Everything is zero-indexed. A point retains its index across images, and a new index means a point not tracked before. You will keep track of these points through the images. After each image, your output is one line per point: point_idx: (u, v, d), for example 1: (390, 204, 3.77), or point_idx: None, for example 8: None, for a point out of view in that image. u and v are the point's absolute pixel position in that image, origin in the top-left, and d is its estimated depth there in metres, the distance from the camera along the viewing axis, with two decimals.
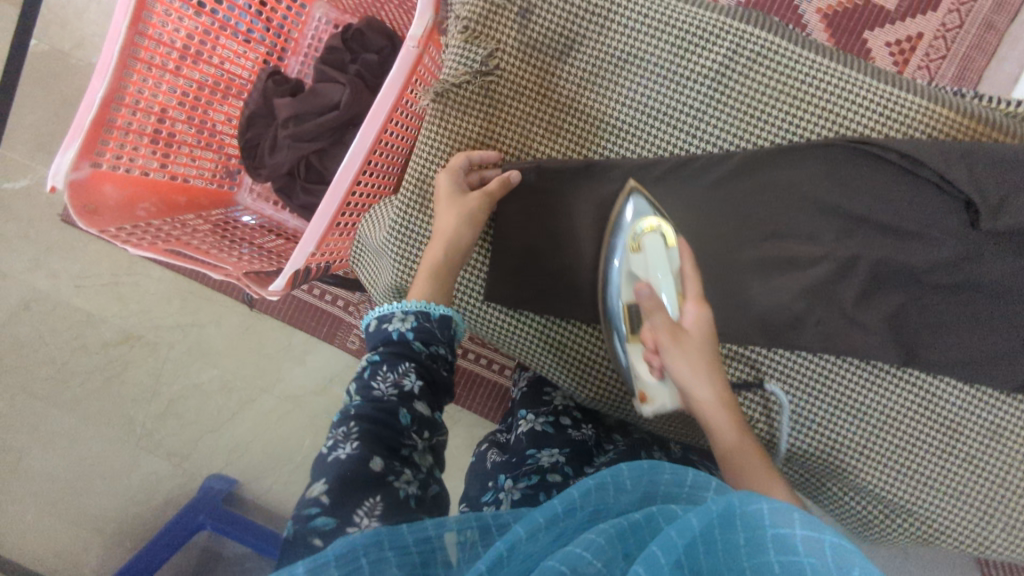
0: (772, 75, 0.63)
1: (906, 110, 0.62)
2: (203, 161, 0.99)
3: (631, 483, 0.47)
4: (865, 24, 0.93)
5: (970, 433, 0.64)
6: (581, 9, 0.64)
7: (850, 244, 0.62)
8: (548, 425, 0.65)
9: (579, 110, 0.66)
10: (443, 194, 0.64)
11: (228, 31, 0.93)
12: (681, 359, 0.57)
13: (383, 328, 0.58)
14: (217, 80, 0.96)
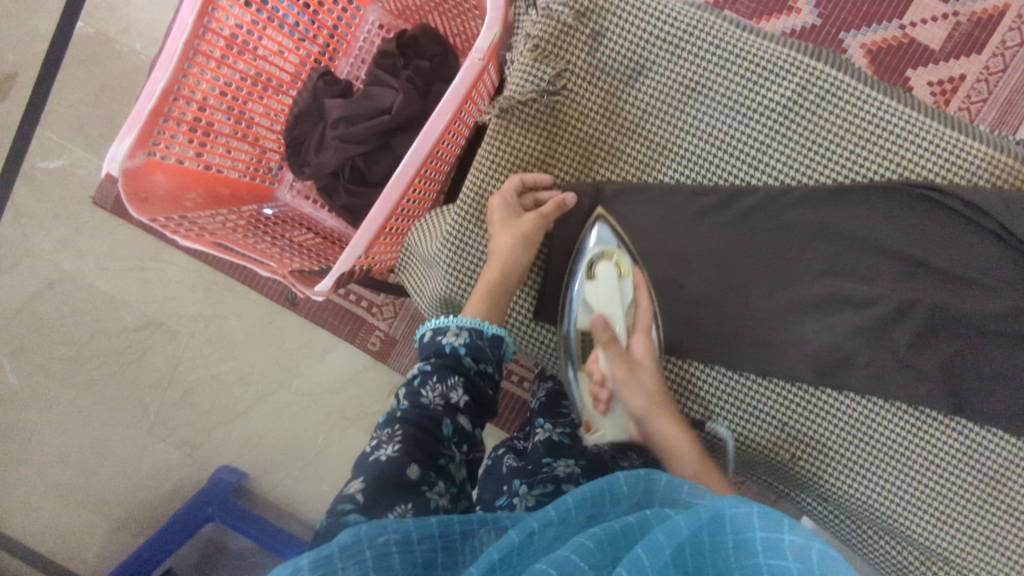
0: (839, 113, 0.63)
1: (971, 157, 0.62)
2: (238, 153, 0.98)
3: (625, 487, 0.49)
4: (909, 63, 0.93)
5: (1015, 488, 0.63)
6: (652, 36, 0.64)
7: (905, 287, 0.62)
8: (565, 436, 0.65)
9: (641, 135, 0.66)
10: (498, 218, 0.63)
11: (275, 23, 0.93)
12: (637, 390, 0.62)
13: (437, 339, 0.60)
14: (267, 77, 0.98)
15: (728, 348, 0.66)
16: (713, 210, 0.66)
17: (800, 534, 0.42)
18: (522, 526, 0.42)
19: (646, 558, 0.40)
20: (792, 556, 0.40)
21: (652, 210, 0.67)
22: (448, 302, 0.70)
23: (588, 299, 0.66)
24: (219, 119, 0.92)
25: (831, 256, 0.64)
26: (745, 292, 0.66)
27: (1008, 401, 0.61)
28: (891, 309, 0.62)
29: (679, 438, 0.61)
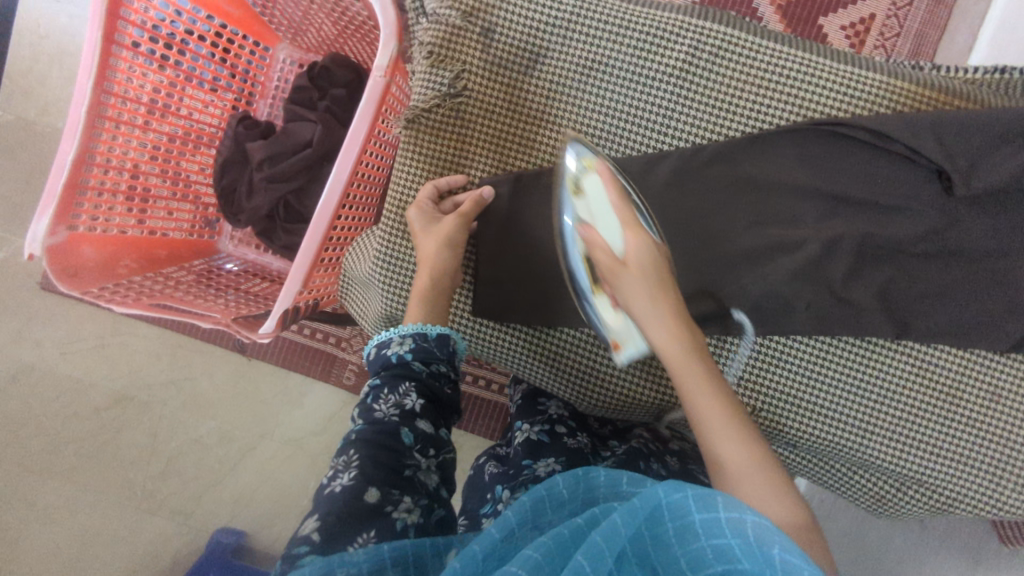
0: (735, 67, 0.64)
1: (869, 87, 0.63)
2: (181, 214, 0.99)
3: (565, 492, 0.47)
4: (821, 11, 0.94)
5: (969, 396, 0.64)
6: (542, 24, 0.64)
7: (835, 225, 0.63)
8: (543, 434, 0.65)
9: (549, 121, 0.66)
10: (418, 227, 0.64)
11: (194, 82, 0.95)
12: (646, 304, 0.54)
13: (382, 352, 0.59)
14: (193, 133, 0.98)
15: None
16: (635, 183, 0.66)
17: (736, 507, 0.41)
18: (462, 555, 0.40)
19: (589, 564, 0.38)
20: (731, 531, 0.40)
21: None
22: (392, 319, 0.70)
23: (577, 212, 0.58)
24: (155, 183, 0.93)
25: (760, 207, 0.64)
26: (681, 257, 0.66)
27: (952, 314, 0.62)
28: (822, 249, 0.62)
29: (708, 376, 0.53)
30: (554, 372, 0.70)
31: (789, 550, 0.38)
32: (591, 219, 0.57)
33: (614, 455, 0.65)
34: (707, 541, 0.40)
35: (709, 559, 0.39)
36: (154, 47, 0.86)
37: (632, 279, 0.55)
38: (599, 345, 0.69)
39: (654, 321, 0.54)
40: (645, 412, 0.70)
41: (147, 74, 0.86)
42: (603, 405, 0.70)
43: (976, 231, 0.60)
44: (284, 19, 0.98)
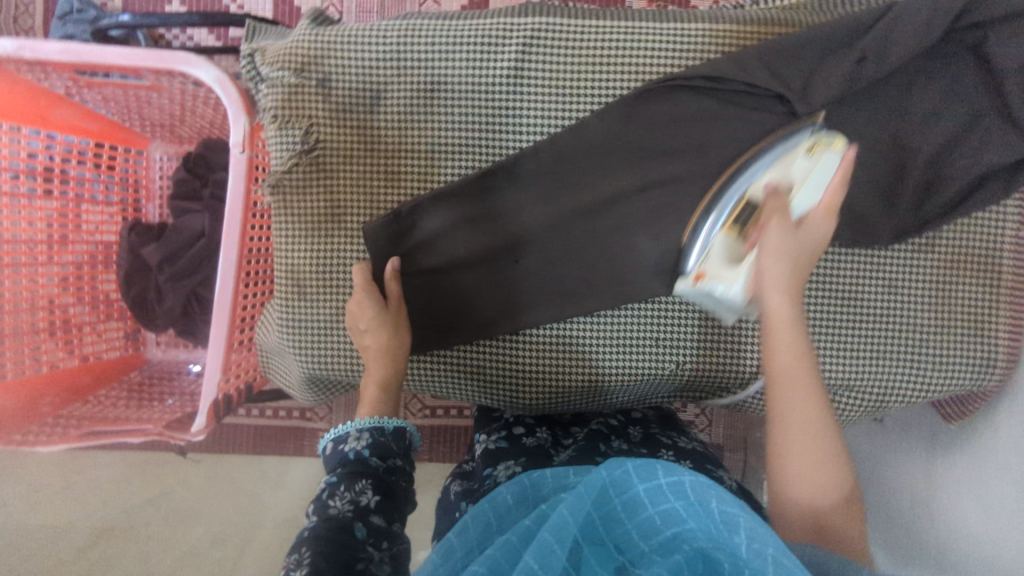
0: (565, 51, 0.66)
1: (693, 39, 0.65)
2: (111, 332, 0.99)
3: (507, 497, 0.52)
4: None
5: (871, 295, 0.66)
6: (371, 58, 0.65)
7: (708, 173, 0.64)
8: (501, 440, 0.69)
9: (409, 152, 0.67)
10: (356, 311, 0.63)
11: (86, 203, 0.95)
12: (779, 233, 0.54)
13: (339, 449, 0.54)
14: (90, 260, 0.96)
15: (590, 297, 0.67)
16: (504, 184, 0.66)
17: (674, 472, 0.46)
18: None
19: (538, 564, 0.40)
20: (674, 495, 0.44)
21: (453, 208, 0.66)
22: (316, 380, 0.70)
23: (790, 160, 0.58)
24: (75, 309, 0.94)
25: (629, 175, 0.65)
26: (578, 242, 0.67)
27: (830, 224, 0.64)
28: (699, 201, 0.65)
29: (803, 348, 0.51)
30: (491, 387, 0.70)
31: (725, 501, 0.43)
32: (802, 180, 0.57)
33: (575, 443, 0.69)
34: (654, 509, 0.45)
35: (658, 526, 0.44)
36: (17, 183, 0.85)
37: (801, 231, 0.55)
38: (523, 350, 0.69)
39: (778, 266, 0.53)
40: (586, 395, 0.71)
41: (20, 212, 0.86)
42: (542, 403, 0.71)
43: None
44: (151, 121, 0.97)
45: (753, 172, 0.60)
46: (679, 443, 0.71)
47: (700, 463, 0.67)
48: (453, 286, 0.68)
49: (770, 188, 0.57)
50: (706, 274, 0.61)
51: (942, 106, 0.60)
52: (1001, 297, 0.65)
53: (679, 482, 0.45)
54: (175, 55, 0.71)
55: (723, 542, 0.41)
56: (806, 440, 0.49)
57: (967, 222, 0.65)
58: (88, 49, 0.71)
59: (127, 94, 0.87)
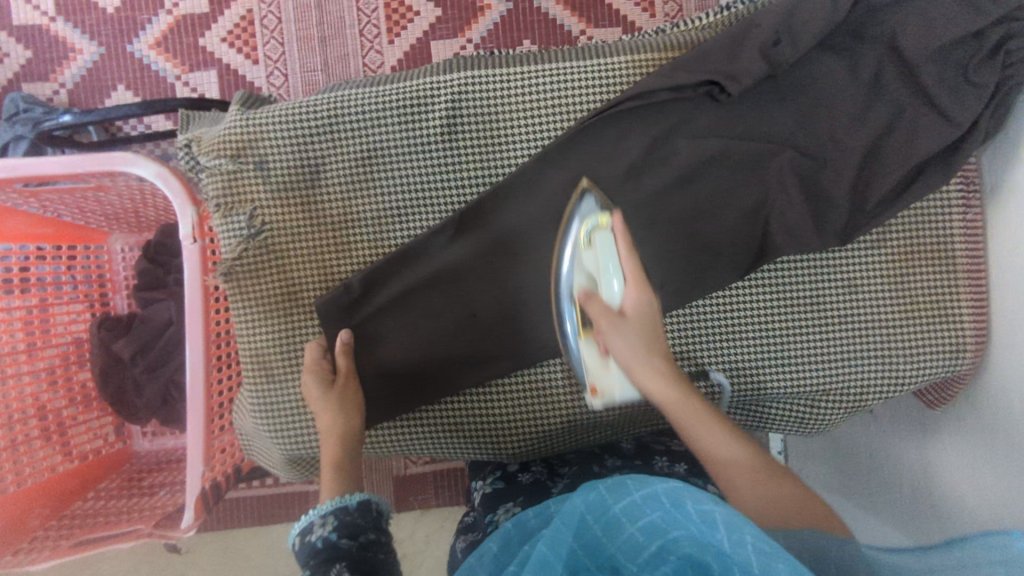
0: (495, 99, 0.66)
1: (618, 67, 0.66)
2: (96, 429, 0.98)
3: (494, 544, 0.54)
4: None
5: (831, 296, 0.66)
6: (304, 136, 0.66)
7: (652, 199, 0.65)
8: (497, 482, 0.69)
9: (354, 222, 0.67)
10: (314, 396, 0.63)
11: (54, 305, 0.95)
12: (620, 341, 0.59)
13: (306, 541, 0.53)
14: (62, 364, 0.95)
15: (555, 339, 0.67)
16: (456, 236, 0.66)
17: (645, 482, 0.48)
18: None
19: None
20: (648, 508, 0.46)
21: (406, 271, 0.66)
22: (298, 459, 0.70)
23: (583, 260, 0.62)
24: (61, 404, 0.93)
25: None
26: (536, 286, 0.67)
27: (781, 231, 0.64)
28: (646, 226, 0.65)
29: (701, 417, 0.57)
30: (472, 441, 0.70)
31: (700, 498, 0.45)
32: (598, 270, 0.61)
33: (570, 471, 0.69)
34: (634, 526, 0.45)
35: (641, 543, 0.44)
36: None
37: (625, 328, 0.59)
38: (496, 401, 0.69)
39: (642, 365, 0.59)
40: (568, 433, 0.70)
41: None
42: (527, 448, 0.70)
43: (766, 152, 0.63)
44: (107, 216, 0.97)
45: (564, 272, 0.63)
46: (671, 446, 0.73)
47: (693, 462, 0.70)
48: (419, 347, 0.67)
49: (586, 297, 0.60)
50: (598, 387, 0.62)
51: (870, 102, 0.62)
52: (960, 282, 0.65)
53: (651, 492, 0.47)
54: (116, 156, 0.71)
55: (704, 538, 0.42)
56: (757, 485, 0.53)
57: (914, 210, 0.65)
58: (26, 163, 0.71)
59: (77, 196, 0.87)
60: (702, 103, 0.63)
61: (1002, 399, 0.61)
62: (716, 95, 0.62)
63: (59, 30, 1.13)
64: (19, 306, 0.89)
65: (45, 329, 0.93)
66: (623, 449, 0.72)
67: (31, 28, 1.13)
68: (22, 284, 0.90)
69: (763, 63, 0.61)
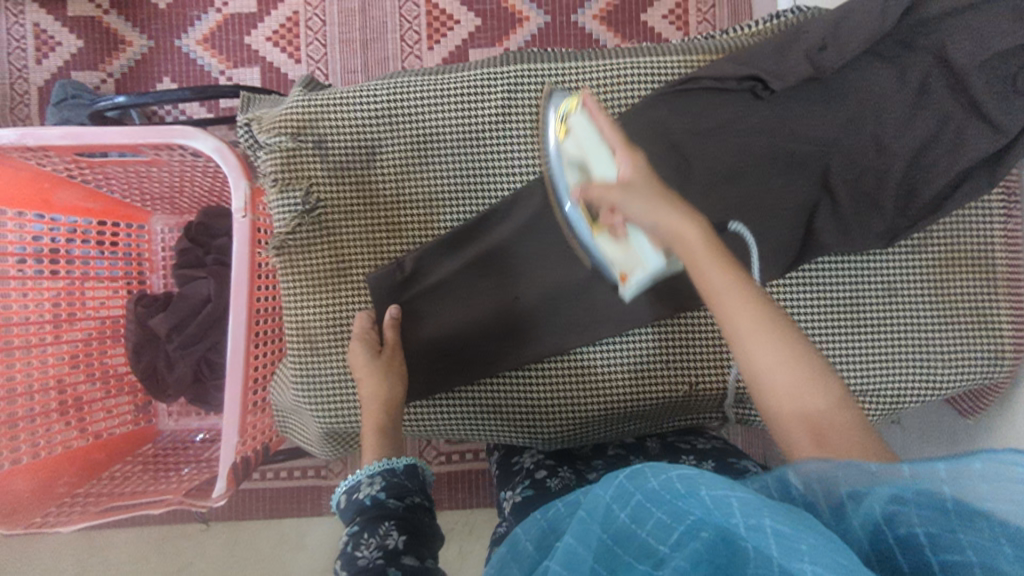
0: (550, 92, 0.69)
1: (669, 67, 0.69)
2: (121, 408, 0.99)
3: (529, 544, 0.52)
4: (637, 12, 1.19)
5: (869, 299, 0.67)
6: (363, 116, 0.68)
7: (694, 195, 0.67)
8: (528, 489, 0.65)
9: (407, 202, 0.69)
10: (359, 365, 0.64)
11: (91, 280, 0.97)
12: (627, 202, 0.54)
13: (353, 498, 0.54)
14: (99, 331, 0.98)
15: (592, 327, 0.68)
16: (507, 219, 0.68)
17: (661, 469, 0.44)
18: None
19: None
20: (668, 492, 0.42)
21: (452, 251, 0.68)
22: (335, 433, 0.71)
23: (569, 154, 0.62)
24: (84, 388, 0.94)
25: None
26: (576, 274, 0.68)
27: (823, 229, 0.66)
28: None
29: (731, 293, 0.50)
30: (505, 424, 0.70)
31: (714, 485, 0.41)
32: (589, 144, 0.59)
33: (600, 469, 0.68)
34: (660, 511, 0.42)
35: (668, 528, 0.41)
36: (23, 266, 0.87)
37: (631, 189, 0.54)
38: (531, 386, 0.69)
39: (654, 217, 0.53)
40: (603, 423, 0.71)
41: (38, 292, 0.89)
42: (559, 434, 0.71)
43: (808, 153, 0.65)
44: (153, 196, 1.00)
45: (562, 180, 0.64)
46: (698, 445, 0.71)
47: (721, 458, 0.67)
48: (461, 325, 0.68)
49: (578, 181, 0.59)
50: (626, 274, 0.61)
51: (916, 107, 0.62)
52: (999, 291, 0.66)
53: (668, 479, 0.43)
54: (175, 129, 0.74)
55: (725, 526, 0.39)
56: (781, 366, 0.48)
57: (956, 218, 0.66)
58: (90, 131, 0.74)
59: (127, 170, 0.89)
60: (748, 105, 0.66)
61: None
62: (759, 91, 0.65)
63: (111, 22, 1.17)
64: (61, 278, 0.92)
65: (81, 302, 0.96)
66: (649, 449, 0.72)
67: (84, 19, 1.17)
68: (64, 257, 0.92)
69: (809, 68, 0.63)
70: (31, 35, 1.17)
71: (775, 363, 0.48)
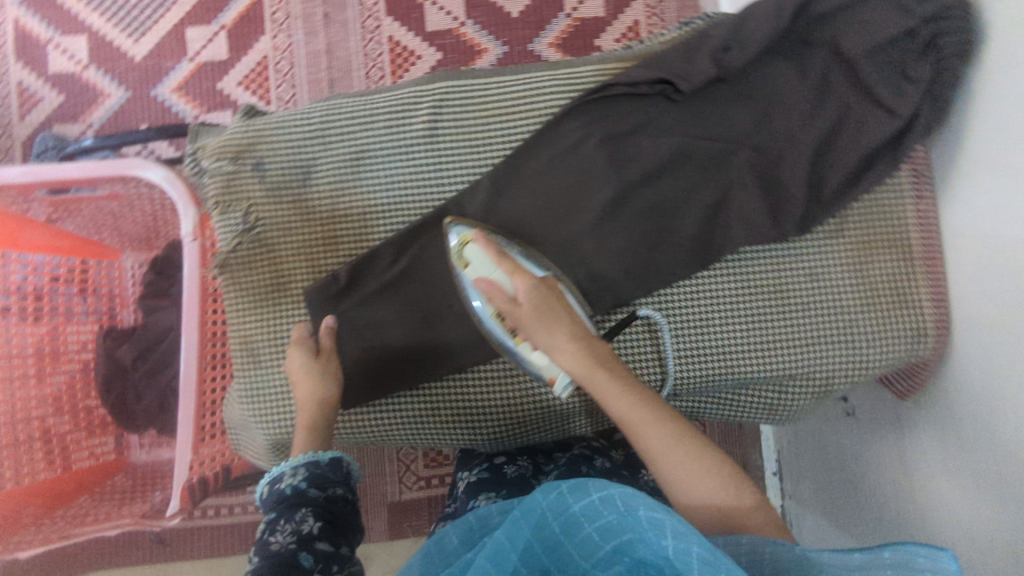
0: (474, 105, 0.72)
1: (586, 75, 0.72)
2: (98, 446, 0.98)
3: (455, 539, 0.54)
4: (591, 36, 1.19)
5: (793, 284, 0.69)
6: (298, 138, 0.72)
7: (617, 192, 0.69)
8: (483, 472, 0.70)
9: (343, 216, 0.72)
10: (298, 370, 0.66)
11: (68, 322, 0.98)
12: (535, 322, 0.63)
13: (275, 488, 0.56)
14: (83, 372, 0.98)
15: None
16: (441, 227, 0.71)
17: (605, 484, 0.47)
18: None
19: None
20: (608, 509, 0.46)
21: (386, 259, 0.71)
22: (280, 445, 0.72)
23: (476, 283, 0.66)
24: (57, 421, 0.93)
25: (546, 205, 0.70)
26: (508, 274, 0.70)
27: (742, 218, 0.68)
28: (612, 217, 0.69)
29: (629, 403, 0.59)
30: (447, 426, 0.72)
31: (652, 506, 0.44)
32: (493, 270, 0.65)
33: (557, 468, 0.70)
34: (592, 526, 0.46)
35: (598, 542, 0.46)
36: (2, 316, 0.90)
37: (531, 311, 0.63)
38: (471, 386, 0.71)
39: (555, 341, 0.63)
40: (544, 420, 0.72)
41: (22, 334, 0.92)
42: (500, 432, 0.72)
43: (721, 146, 0.68)
44: (128, 233, 1.02)
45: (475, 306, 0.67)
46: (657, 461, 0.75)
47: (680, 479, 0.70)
48: (402, 330, 0.70)
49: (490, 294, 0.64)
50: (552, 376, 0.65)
51: (821, 98, 0.66)
52: (917, 268, 0.68)
53: (610, 494, 0.46)
54: (129, 161, 0.77)
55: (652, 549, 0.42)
56: (676, 457, 0.55)
57: (869, 200, 0.69)
58: (47, 167, 0.76)
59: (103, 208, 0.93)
60: (663, 104, 0.69)
61: (962, 375, 0.63)
62: (670, 94, 0.68)
63: (90, 76, 1.17)
64: (37, 328, 0.94)
65: (60, 346, 0.96)
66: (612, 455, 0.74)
67: (65, 75, 1.17)
68: (47, 301, 0.95)
69: (714, 67, 0.67)
70: (14, 94, 1.17)
71: (663, 448, 0.56)
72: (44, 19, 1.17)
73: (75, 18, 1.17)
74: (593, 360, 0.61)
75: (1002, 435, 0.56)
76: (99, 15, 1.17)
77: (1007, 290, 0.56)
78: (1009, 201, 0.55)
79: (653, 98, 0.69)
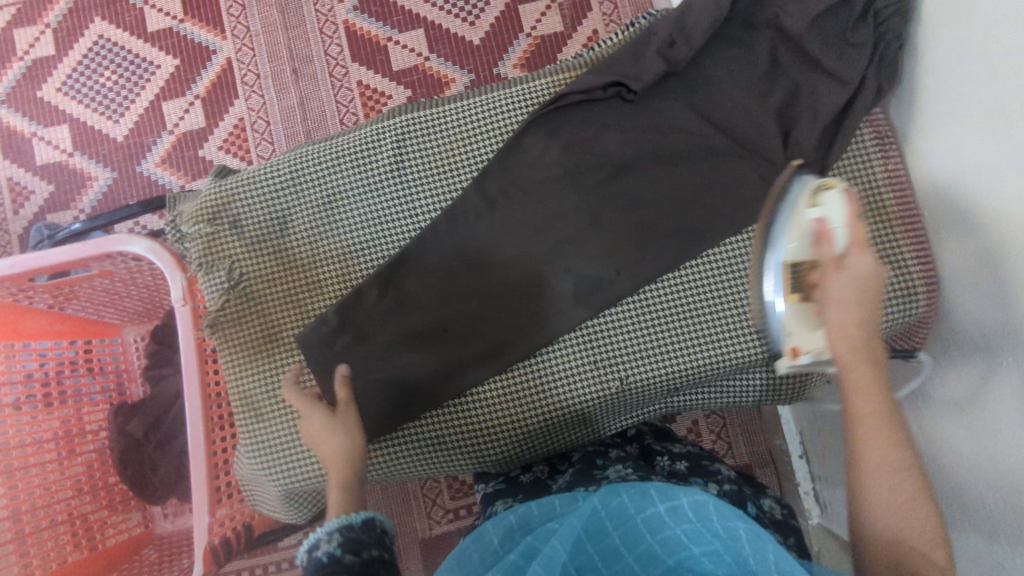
0: (436, 134, 0.74)
1: (542, 89, 0.74)
2: (118, 524, 0.96)
3: (495, 539, 0.53)
4: (556, 52, 1.21)
5: None
6: (270, 191, 0.74)
7: (595, 193, 0.70)
8: (500, 484, 0.72)
9: (323, 260, 0.73)
10: (317, 428, 0.65)
11: (84, 404, 0.98)
12: (841, 282, 0.53)
13: (312, 557, 0.55)
14: (100, 458, 0.97)
15: (525, 336, 0.70)
16: (426, 252, 0.71)
17: (670, 492, 0.46)
18: None
19: None
20: (671, 516, 0.44)
21: (377, 290, 0.71)
22: (294, 494, 0.72)
23: (802, 220, 0.58)
24: (79, 501, 0.91)
25: (527, 215, 0.71)
26: (501, 288, 0.71)
27: (721, 198, 0.68)
28: (594, 218, 0.70)
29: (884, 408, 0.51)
30: (456, 452, 0.72)
31: (725, 515, 0.44)
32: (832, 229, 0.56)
33: (570, 469, 0.70)
34: (654, 537, 0.44)
35: (660, 555, 0.43)
36: (19, 410, 0.88)
37: (847, 273, 0.53)
38: (473, 412, 0.71)
39: (845, 318, 0.53)
40: (550, 433, 0.72)
41: (38, 424, 0.90)
42: (509, 451, 0.72)
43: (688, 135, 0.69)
44: (131, 309, 1.02)
45: (778, 240, 0.59)
46: (673, 448, 0.73)
47: (697, 462, 0.68)
48: (398, 362, 0.70)
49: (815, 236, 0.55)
50: (800, 348, 0.57)
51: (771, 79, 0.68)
52: (898, 228, 0.67)
53: (677, 502, 0.45)
54: (112, 238, 0.78)
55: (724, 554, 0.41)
56: (885, 475, 0.49)
57: (839, 166, 0.69)
58: (35, 255, 0.78)
59: (102, 291, 0.93)
60: (620, 104, 0.70)
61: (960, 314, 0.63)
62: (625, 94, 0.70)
63: (77, 163, 1.20)
64: (56, 415, 0.93)
65: (80, 428, 0.96)
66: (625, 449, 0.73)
67: (53, 165, 1.20)
68: (57, 388, 0.93)
69: (664, 63, 0.69)
70: (6, 190, 1.20)
71: (879, 461, 0.50)
72: (26, 114, 1.21)
73: (55, 108, 1.21)
74: (874, 365, 0.52)
75: (1004, 360, 0.55)
76: (77, 102, 1.21)
77: (995, 234, 0.55)
78: (984, 135, 0.56)
79: (614, 97, 0.71)
